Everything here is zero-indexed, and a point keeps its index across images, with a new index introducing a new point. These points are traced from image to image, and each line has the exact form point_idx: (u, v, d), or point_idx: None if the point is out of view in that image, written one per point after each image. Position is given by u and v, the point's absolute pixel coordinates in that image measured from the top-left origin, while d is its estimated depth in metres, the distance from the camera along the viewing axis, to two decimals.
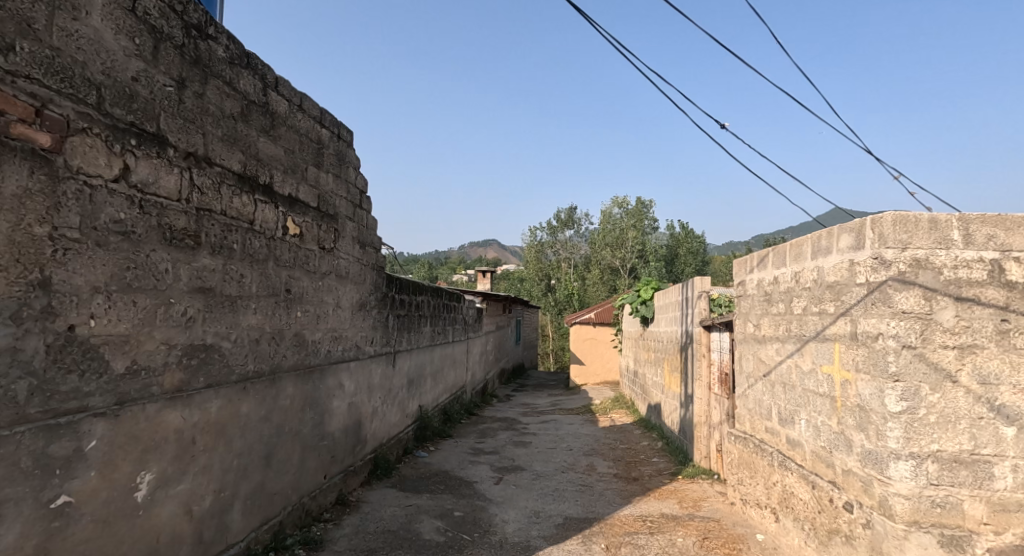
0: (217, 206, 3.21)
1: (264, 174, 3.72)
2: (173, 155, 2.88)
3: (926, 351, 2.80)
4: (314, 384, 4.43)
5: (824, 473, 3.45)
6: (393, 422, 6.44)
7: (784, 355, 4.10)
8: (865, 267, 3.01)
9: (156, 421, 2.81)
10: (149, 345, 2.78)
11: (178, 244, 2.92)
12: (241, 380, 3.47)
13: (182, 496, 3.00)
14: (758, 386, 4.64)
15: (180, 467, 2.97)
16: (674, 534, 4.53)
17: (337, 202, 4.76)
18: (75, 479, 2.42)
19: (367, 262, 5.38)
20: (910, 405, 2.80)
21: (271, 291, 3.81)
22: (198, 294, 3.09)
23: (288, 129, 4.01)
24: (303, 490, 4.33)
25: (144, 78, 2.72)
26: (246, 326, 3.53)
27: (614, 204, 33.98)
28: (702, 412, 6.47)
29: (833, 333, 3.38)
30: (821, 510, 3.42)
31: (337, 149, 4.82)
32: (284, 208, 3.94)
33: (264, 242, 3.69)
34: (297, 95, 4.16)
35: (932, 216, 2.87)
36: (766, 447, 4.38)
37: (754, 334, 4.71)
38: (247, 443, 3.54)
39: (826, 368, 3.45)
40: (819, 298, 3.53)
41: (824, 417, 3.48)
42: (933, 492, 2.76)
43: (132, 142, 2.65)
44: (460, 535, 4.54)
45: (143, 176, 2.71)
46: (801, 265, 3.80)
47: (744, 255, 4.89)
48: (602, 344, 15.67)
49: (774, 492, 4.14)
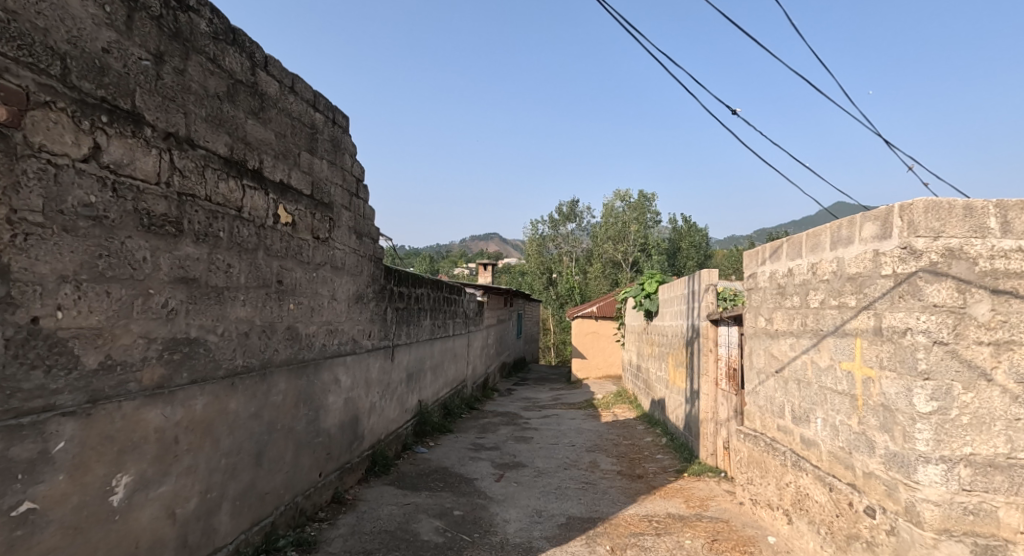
0: (201, 191, 3.02)
1: (254, 159, 3.52)
2: (151, 135, 2.69)
3: (960, 347, 2.61)
4: (308, 380, 4.24)
5: (843, 475, 3.28)
6: (391, 417, 6.25)
7: (798, 351, 3.91)
8: (892, 258, 2.81)
9: (133, 420, 2.62)
10: (125, 339, 2.60)
11: (157, 231, 2.74)
12: (229, 376, 3.28)
13: (164, 499, 2.83)
14: (770, 383, 4.45)
15: (162, 468, 2.80)
16: (682, 536, 4.35)
17: (331, 190, 4.57)
18: (41, 484, 2.25)
19: (364, 252, 5.19)
20: (941, 406, 2.61)
21: (261, 282, 3.62)
22: (180, 285, 2.90)
23: (279, 112, 3.81)
24: (297, 489, 4.16)
25: (116, 50, 2.52)
26: (234, 318, 3.35)
27: (615, 196, 33.78)
28: (708, 408, 6.30)
29: (854, 328, 3.19)
30: (840, 514, 3.25)
31: (332, 135, 4.62)
32: (274, 195, 3.75)
33: (253, 231, 3.50)
34: (288, 76, 3.96)
35: (967, 202, 2.67)
36: (778, 446, 4.20)
37: (765, 329, 4.53)
38: (236, 442, 3.37)
39: (846, 365, 3.27)
40: (839, 291, 3.34)
41: (843, 416, 3.30)
42: (965, 498, 2.58)
43: (103, 119, 2.47)
44: (459, 536, 4.37)
45: (116, 156, 2.52)
46: (819, 257, 3.61)
47: (754, 246, 4.70)
48: (603, 338, 15.51)
49: (787, 493, 3.97)
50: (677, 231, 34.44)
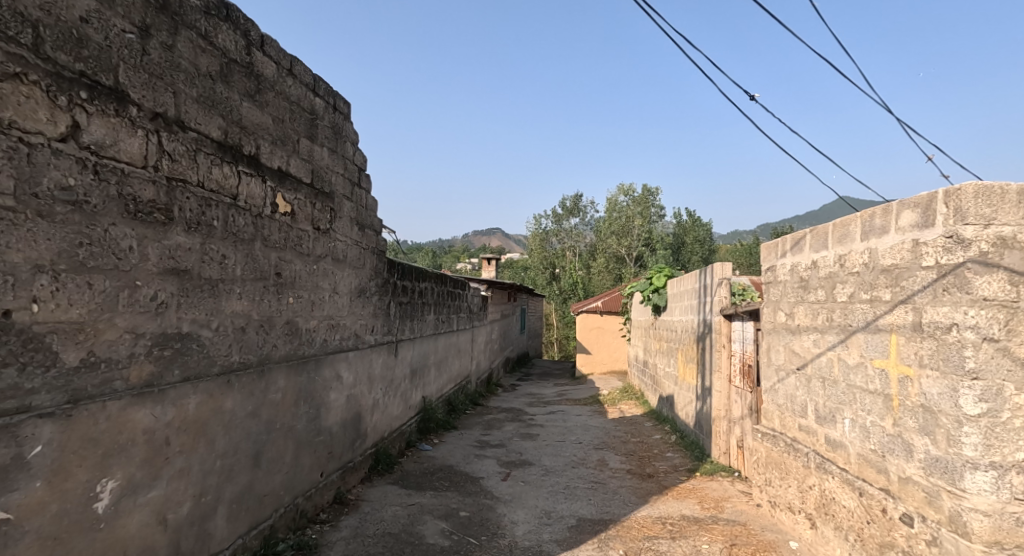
0: (193, 176, 2.84)
1: (250, 144, 3.33)
2: (136, 114, 2.50)
3: (1012, 344, 2.42)
4: (308, 376, 4.06)
5: (874, 480, 3.09)
6: (394, 415, 6.06)
7: (823, 347, 3.72)
8: (936, 248, 2.63)
9: (119, 421, 2.44)
10: (110, 334, 2.42)
11: (144, 218, 2.55)
12: (225, 373, 3.10)
13: (154, 505, 2.65)
14: (790, 380, 4.25)
15: (151, 472, 2.62)
16: (698, 540, 4.16)
17: (332, 179, 4.38)
18: (15, 492, 2.07)
19: (366, 245, 5.00)
20: (991, 408, 2.43)
21: (259, 274, 3.42)
22: (171, 277, 2.72)
23: (276, 95, 3.62)
24: (297, 490, 3.98)
25: (96, 19, 2.33)
26: (230, 312, 3.17)
27: (620, 191, 33.64)
28: (721, 406, 6.11)
29: (888, 323, 2.99)
30: (872, 521, 3.06)
31: (333, 121, 4.43)
32: (272, 183, 3.56)
33: (250, 220, 3.31)
34: (286, 58, 3.77)
35: (1021, 188, 2.48)
36: (799, 446, 4.01)
37: (785, 324, 4.33)
38: (232, 442, 3.18)
39: (878, 363, 3.07)
40: (871, 284, 3.14)
41: (874, 417, 3.11)
42: (1017, 508, 2.39)
43: (82, 95, 2.28)
44: (466, 539, 4.18)
45: (97, 135, 2.34)
46: (848, 248, 3.40)
47: (774, 239, 4.51)
48: (609, 334, 15.33)
49: (810, 496, 3.78)
50: (680, 225, 34.25)
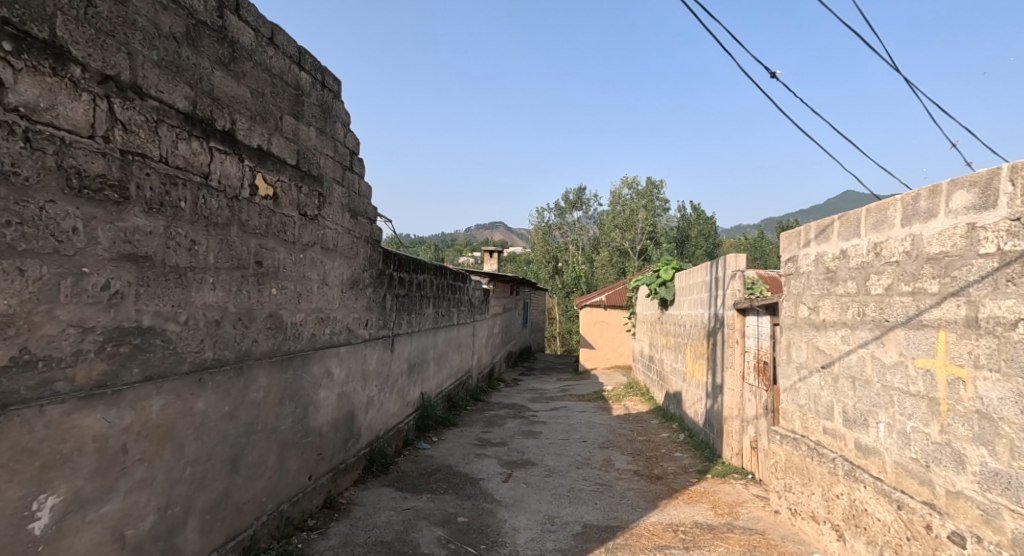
0: (154, 150, 2.52)
1: (224, 118, 3.00)
2: (79, 76, 2.20)
3: None
4: (294, 374, 3.74)
5: (914, 491, 2.79)
6: (390, 413, 5.74)
7: (852, 344, 3.39)
8: (998, 233, 2.36)
9: (63, 428, 2.14)
10: (49, 329, 2.12)
11: (92, 196, 2.24)
12: (196, 371, 2.79)
13: (110, 521, 2.34)
14: (813, 380, 3.92)
15: (104, 484, 2.31)
16: (714, 550, 3.85)
17: (321, 161, 4.05)
18: None
19: (359, 233, 4.66)
20: None
21: (235, 263, 3.10)
22: (128, 263, 2.40)
23: (255, 66, 3.29)
24: (281, 496, 3.67)
25: None
26: (202, 304, 2.85)
27: (622, 183, 33.26)
28: (734, 404, 5.79)
29: (935, 318, 2.67)
30: (911, 537, 2.74)
31: (321, 99, 4.10)
32: (251, 162, 3.23)
33: (224, 202, 2.99)
34: (266, 25, 3.43)
35: None
36: (823, 451, 3.69)
37: (809, 319, 3.99)
38: (205, 447, 2.88)
39: (920, 362, 2.76)
40: (913, 275, 2.81)
41: (915, 422, 2.79)
42: None
43: (6, 47, 1.98)
44: (463, 548, 3.87)
45: (27, 97, 2.04)
46: (884, 235, 3.08)
47: (795, 228, 4.17)
48: (613, 329, 14.98)
49: (837, 506, 3.45)
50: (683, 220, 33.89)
